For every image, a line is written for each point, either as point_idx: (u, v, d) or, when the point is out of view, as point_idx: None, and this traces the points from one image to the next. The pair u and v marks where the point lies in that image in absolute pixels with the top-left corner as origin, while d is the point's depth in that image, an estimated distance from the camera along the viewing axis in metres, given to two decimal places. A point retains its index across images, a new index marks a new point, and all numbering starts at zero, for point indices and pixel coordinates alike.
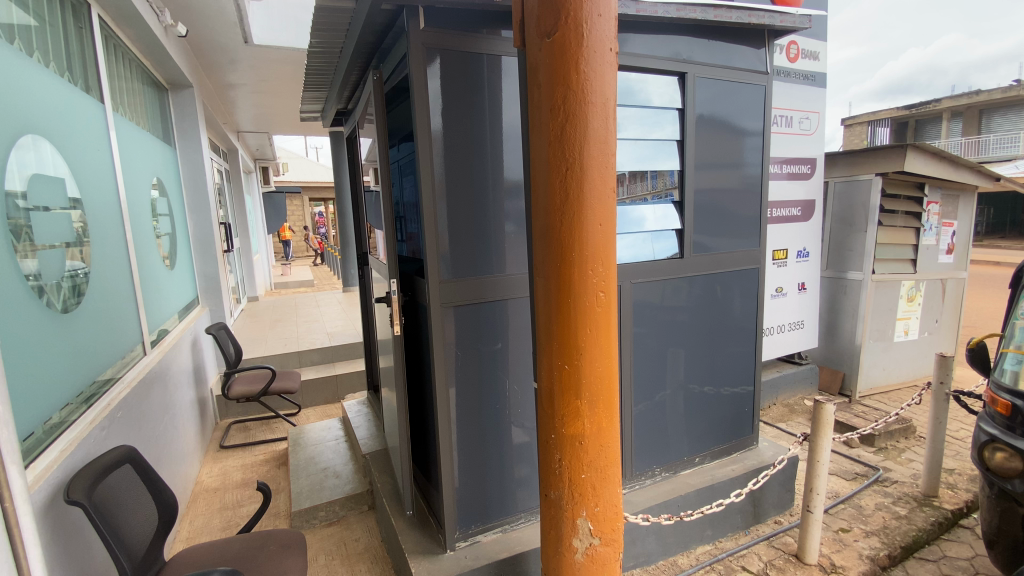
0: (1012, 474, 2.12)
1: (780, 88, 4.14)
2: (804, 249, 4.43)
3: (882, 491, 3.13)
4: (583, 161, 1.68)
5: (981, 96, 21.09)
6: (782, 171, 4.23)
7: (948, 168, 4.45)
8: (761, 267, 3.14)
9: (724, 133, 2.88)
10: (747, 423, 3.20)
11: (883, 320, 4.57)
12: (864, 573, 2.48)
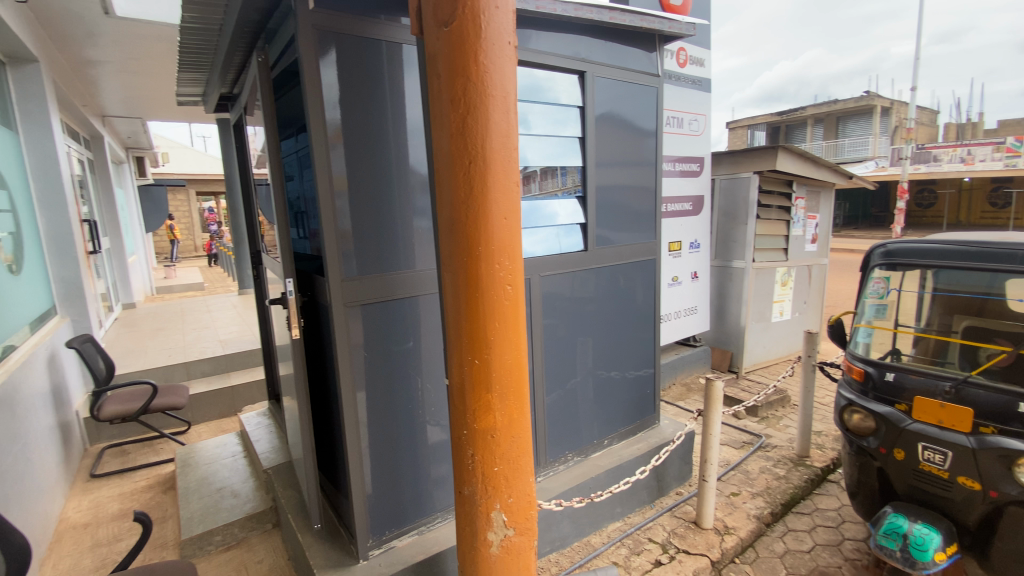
0: (866, 432, 2.46)
1: (671, 91, 4.45)
2: (695, 241, 4.82)
3: (764, 456, 3.50)
4: (486, 155, 1.67)
5: (837, 106, 24.23)
6: (675, 169, 4.55)
7: (811, 167, 5.05)
8: (657, 258, 3.34)
9: (622, 132, 3.02)
10: (650, 404, 3.41)
11: (763, 303, 5.10)
12: (751, 531, 2.76)
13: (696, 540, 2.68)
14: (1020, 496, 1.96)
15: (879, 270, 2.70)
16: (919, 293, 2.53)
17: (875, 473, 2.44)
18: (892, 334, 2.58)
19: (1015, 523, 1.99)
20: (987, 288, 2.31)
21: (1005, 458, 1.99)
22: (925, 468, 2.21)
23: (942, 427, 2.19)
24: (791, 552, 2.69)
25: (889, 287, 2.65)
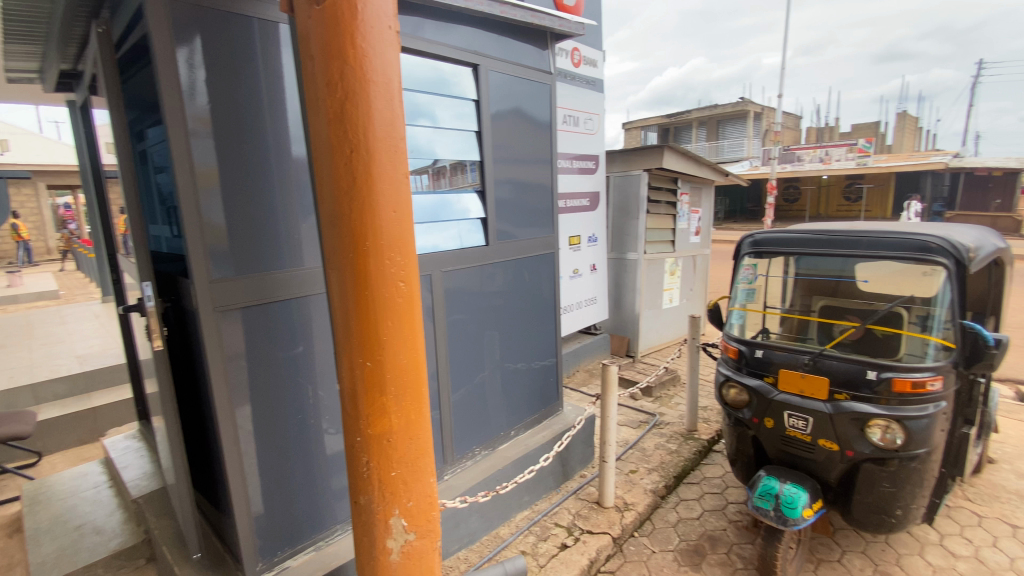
0: (742, 404, 2.70)
1: (566, 90, 4.61)
2: (593, 235, 5.07)
3: (659, 434, 3.76)
4: (369, 142, 1.57)
5: (719, 110, 26.65)
6: (573, 165, 4.74)
7: (693, 165, 5.50)
8: (556, 251, 3.42)
9: (517, 127, 3.05)
10: (553, 393, 3.50)
11: (655, 291, 5.48)
12: (647, 504, 2.95)
13: (599, 519, 2.81)
14: (870, 453, 2.27)
15: (748, 258, 2.97)
16: (784, 278, 2.86)
17: (750, 441, 2.69)
18: (763, 314, 2.88)
19: (869, 477, 2.31)
20: (839, 271, 2.67)
21: (858, 420, 2.28)
22: (792, 434, 2.46)
23: (804, 396, 2.45)
24: (683, 520, 2.91)
25: (756, 273, 2.94)
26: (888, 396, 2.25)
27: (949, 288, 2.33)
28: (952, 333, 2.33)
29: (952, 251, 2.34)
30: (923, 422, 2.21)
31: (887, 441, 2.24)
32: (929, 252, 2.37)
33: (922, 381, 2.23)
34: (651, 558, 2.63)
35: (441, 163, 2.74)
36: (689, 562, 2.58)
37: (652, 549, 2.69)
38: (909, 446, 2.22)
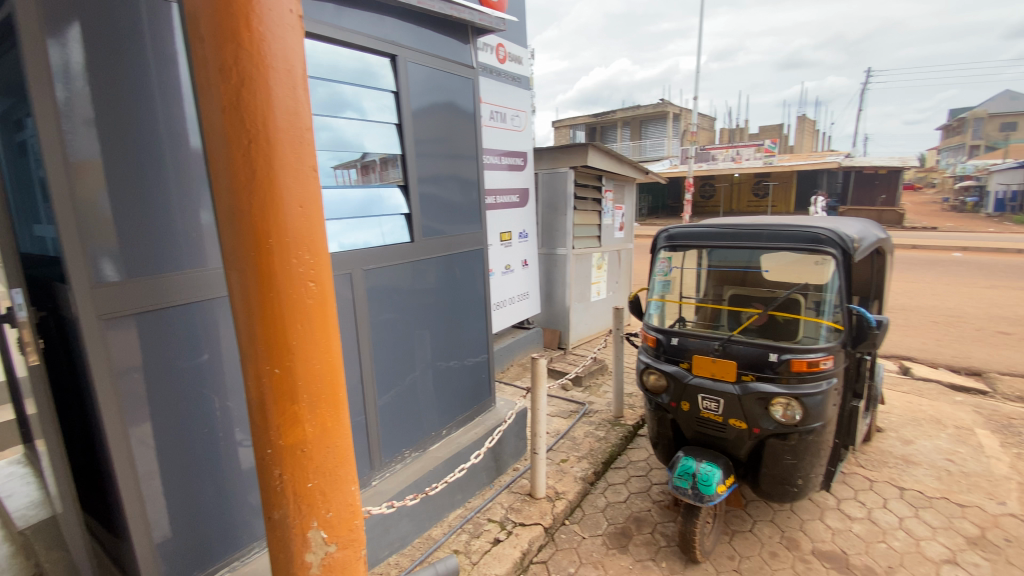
0: (661, 389, 2.84)
1: (491, 86, 4.62)
2: (524, 230, 5.12)
3: (588, 422, 3.88)
4: (270, 135, 1.48)
5: (642, 110, 27.86)
6: (502, 162, 4.78)
7: (615, 163, 5.72)
8: (484, 247, 3.42)
9: (440, 121, 3.01)
10: (485, 389, 3.50)
11: (583, 285, 5.64)
12: (577, 492, 3.04)
13: (531, 511, 2.85)
14: (774, 429, 2.47)
15: (664, 252, 3.10)
16: (698, 270, 3.02)
17: (669, 424, 2.85)
18: (679, 305, 3.03)
19: (773, 451, 2.52)
20: (746, 263, 2.85)
21: (762, 399, 2.47)
22: (706, 415, 2.62)
23: (715, 379, 2.61)
24: (611, 504, 3.02)
25: (671, 266, 3.08)
26: (788, 376, 2.45)
27: (837, 275, 2.57)
28: (841, 316, 2.58)
29: (839, 242, 2.59)
30: (818, 397, 2.43)
31: (788, 417, 2.44)
32: (819, 243, 2.60)
33: (816, 361, 2.45)
34: (581, 544, 2.71)
35: (372, 158, 2.72)
36: (616, 544, 2.68)
37: (582, 535, 2.77)
38: (807, 420, 2.44)
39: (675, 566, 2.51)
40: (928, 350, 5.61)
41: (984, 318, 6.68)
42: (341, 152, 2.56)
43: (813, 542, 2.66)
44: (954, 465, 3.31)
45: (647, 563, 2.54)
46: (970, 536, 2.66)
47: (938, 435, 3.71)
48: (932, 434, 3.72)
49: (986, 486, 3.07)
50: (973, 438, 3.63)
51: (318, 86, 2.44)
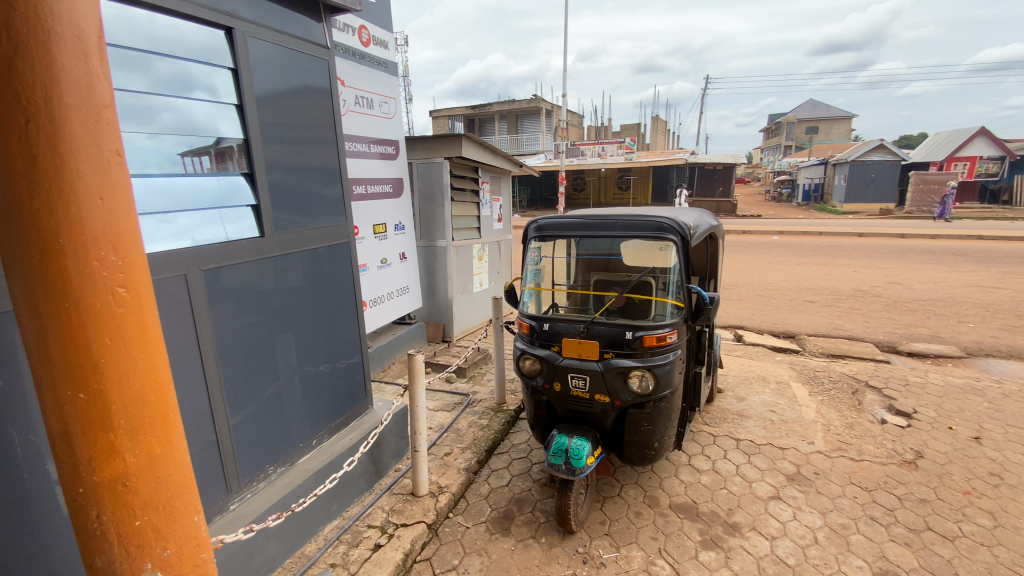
0: (535, 373, 2.95)
1: (355, 69, 4.40)
2: (400, 222, 4.96)
3: (471, 412, 3.91)
4: (54, 112, 1.21)
5: (517, 105, 28.66)
6: (373, 151, 4.60)
7: (490, 155, 5.79)
8: (351, 241, 3.23)
9: (291, 105, 2.76)
10: (360, 391, 3.33)
11: (464, 277, 5.64)
12: (460, 483, 3.05)
13: (413, 510, 2.80)
14: (632, 399, 2.71)
15: (534, 242, 3.22)
16: (567, 258, 3.16)
17: (544, 405, 2.98)
18: (552, 292, 3.15)
19: (633, 420, 2.76)
20: (609, 251, 3.02)
21: (622, 374, 2.68)
22: (575, 393, 2.78)
23: (582, 359, 2.78)
24: (494, 490, 3.08)
25: (541, 255, 3.20)
26: (642, 350, 2.70)
27: (678, 259, 2.88)
28: (682, 295, 2.90)
29: (678, 229, 2.90)
30: (667, 367, 2.71)
31: (643, 387, 2.68)
32: (663, 231, 2.88)
33: (663, 335, 2.72)
34: (465, 534, 2.72)
35: (228, 144, 2.49)
36: (499, 528, 2.74)
37: (466, 525, 2.79)
38: (658, 389, 2.70)
39: (553, 539, 2.64)
40: (757, 320, 6.58)
41: (796, 290, 8.03)
42: (191, 137, 2.33)
43: (671, 497, 2.98)
44: (776, 414, 3.94)
45: (528, 541, 2.64)
46: (788, 473, 3.19)
47: (765, 390, 4.38)
48: (761, 390, 4.38)
49: (799, 429, 3.71)
50: (790, 390, 4.35)
51: (156, 61, 2.18)
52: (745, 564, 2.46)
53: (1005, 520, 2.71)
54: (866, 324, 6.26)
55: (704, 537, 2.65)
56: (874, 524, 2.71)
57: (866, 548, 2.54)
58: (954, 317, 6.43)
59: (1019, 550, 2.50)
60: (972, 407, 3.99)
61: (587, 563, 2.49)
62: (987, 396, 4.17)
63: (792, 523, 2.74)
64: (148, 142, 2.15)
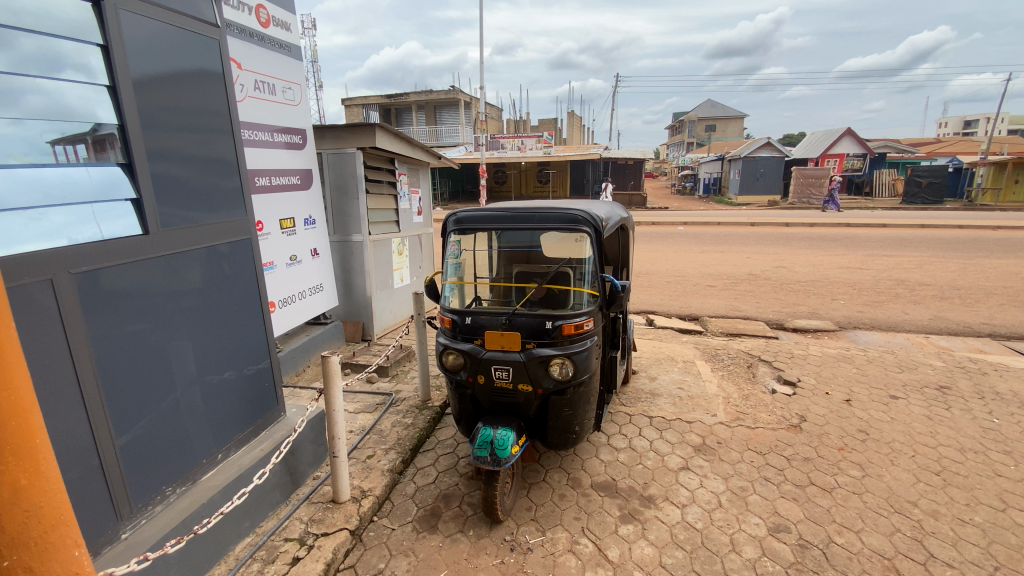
0: (459, 368, 2.93)
1: (253, 52, 4.08)
2: (310, 217, 4.69)
3: (395, 412, 3.81)
4: None
5: (434, 96, 28.16)
6: (277, 140, 4.31)
7: (407, 146, 5.63)
8: (253, 237, 3.00)
9: (177, 88, 2.50)
10: (270, 398, 3.12)
11: (383, 272, 5.46)
12: (384, 485, 2.97)
13: (334, 518, 2.69)
14: (553, 386, 2.78)
15: (453, 235, 3.18)
16: (489, 251, 3.15)
17: (469, 400, 2.97)
18: (474, 285, 3.14)
19: (555, 406, 2.84)
20: (530, 243, 3.07)
21: (543, 362, 2.74)
22: (499, 385, 2.80)
23: (504, 351, 2.80)
24: (420, 488, 3.03)
25: (461, 248, 3.17)
26: (561, 339, 2.77)
27: (592, 249, 2.99)
28: (597, 284, 3.02)
29: (592, 221, 3.00)
30: (585, 354, 2.82)
31: (563, 374, 2.76)
32: (578, 223, 2.97)
33: (580, 323, 2.82)
34: (390, 536, 2.66)
35: (108, 132, 2.22)
36: (426, 526, 2.71)
37: (391, 527, 2.72)
38: (577, 374, 2.80)
39: (481, 531, 2.66)
40: (666, 304, 7.04)
41: (699, 276, 8.69)
42: (61, 123, 2.06)
43: (592, 477, 3.11)
44: (684, 391, 4.25)
45: (456, 536, 2.63)
46: (695, 444, 3.46)
47: (674, 369, 4.70)
48: (670, 369, 4.71)
49: (704, 403, 4.03)
50: (696, 368, 4.72)
51: (22, 37, 1.91)
52: (660, 533, 2.63)
53: (870, 469, 3.14)
54: (758, 304, 6.93)
55: (623, 512, 2.80)
56: (768, 483, 3.02)
57: (762, 506, 2.83)
58: (828, 295, 7.31)
59: (881, 494, 2.91)
60: (843, 374, 4.57)
61: (514, 550, 2.53)
62: (855, 363, 4.80)
63: (699, 491, 2.97)
64: (12, 129, 1.88)
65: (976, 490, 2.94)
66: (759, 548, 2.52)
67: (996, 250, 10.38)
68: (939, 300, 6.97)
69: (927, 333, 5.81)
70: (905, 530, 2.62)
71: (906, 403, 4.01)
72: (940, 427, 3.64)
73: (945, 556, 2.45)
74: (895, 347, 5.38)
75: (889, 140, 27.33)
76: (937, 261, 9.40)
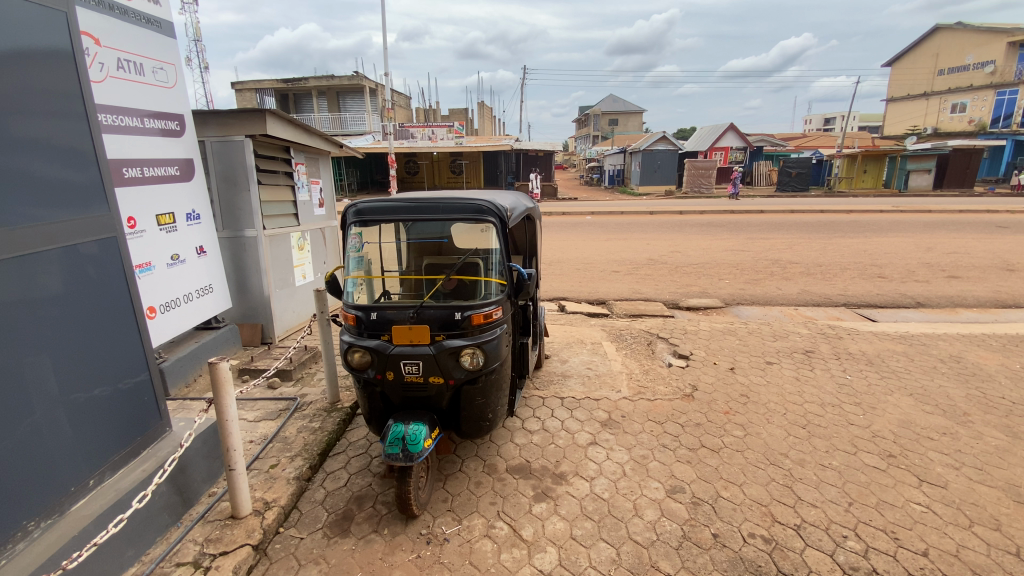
0: (365, 366, 2.84)
1: (113, 26, 3.59)
2: (193, 211, 4.26)
3: (301, 417, 3.61)
4: None
5: (336, 81, 26.74)
6: (148, 126, 3.85)
7: (304, 134, 5.30)
8: (121, 235, 2.63)
9: (13, 65, 2.13)
10: (151, 413, 2.79)
11: (283, 269, 5.11)
12: (290, 494, 2.82)
13: (233, 535, 2.50)
14: (465, 376, 2.78)
15: (354, 228, 3.04)
16: (397, 243, 3.07)
17: (379, 397, 2.89)
18: (381, 280, 3.05)
19: (468, 396, 2.86)
20: (439, 234, 3.03)
21: (453, 353, 2.73)
22: (409, 379, 2.75)
23: (413, 345, 2.74)
24: (330, 493, 2.91)
25: (363, 241, 3.05)
26: (470, 329, 2.78)
27: (498, 239, 3.03)
28: (504, 274, 3.06)
29: (496, 211, 3.03)
30: (494, 342, 2.85)
31: (474, 363, 2.78)
32: (483, 213, 2.98)
33: (489, 312, 2.84)
34: (299, 546, 2.53)
35: None
36: (338, 531, 2.62)
37: (299, 536, 2.59)
38: (488, 362, 2.83)
39: (396, 528, 2.62)
40: (575, 290, 7.34)
41: (605, 262, 9.15)
42: None
43: (506, 461, 3.19)
44: (592, 371, 4.48)
45: (370, 536, 2.57)
46: (602, 419, 3.66)
47: (584, 351, 4.93)
48: (580, 351, 4.93)
49: (610, 380, 4.27)
50: (602, 348, 4.98)
51: None
52: (570, 507, 2.77)
53: (750, 428, 3.53)
54: (657, 286, 7.45)
55: (536, 492, 2.90)
56: (666, 450, 3.28)
57: (661, 471, 3.07)
58: (716, 275, 8.04)
59: (759, 449, 3.28)
60: (728, 345, 5.07)
61: (430, 543, 2.53)
62: (738, 335, 5.34)
63: (606, 463, 3.16)
64: None
65: (833, 438, 3.42)
66: (659, 510, 2.74)
67: (848, 231, 12.03)
68: (805, 276, 7.95)
69: (796, 305, 6.61)
70: (778, 479, 2.99)
71: (779, 367, 4.55)
72: (806, 386, 4.19)
73: (809, 497, 2.82)
74: (771, 319, 6.07)
75: (765, 135, 30.51)
76: (804, 242, 10.70)
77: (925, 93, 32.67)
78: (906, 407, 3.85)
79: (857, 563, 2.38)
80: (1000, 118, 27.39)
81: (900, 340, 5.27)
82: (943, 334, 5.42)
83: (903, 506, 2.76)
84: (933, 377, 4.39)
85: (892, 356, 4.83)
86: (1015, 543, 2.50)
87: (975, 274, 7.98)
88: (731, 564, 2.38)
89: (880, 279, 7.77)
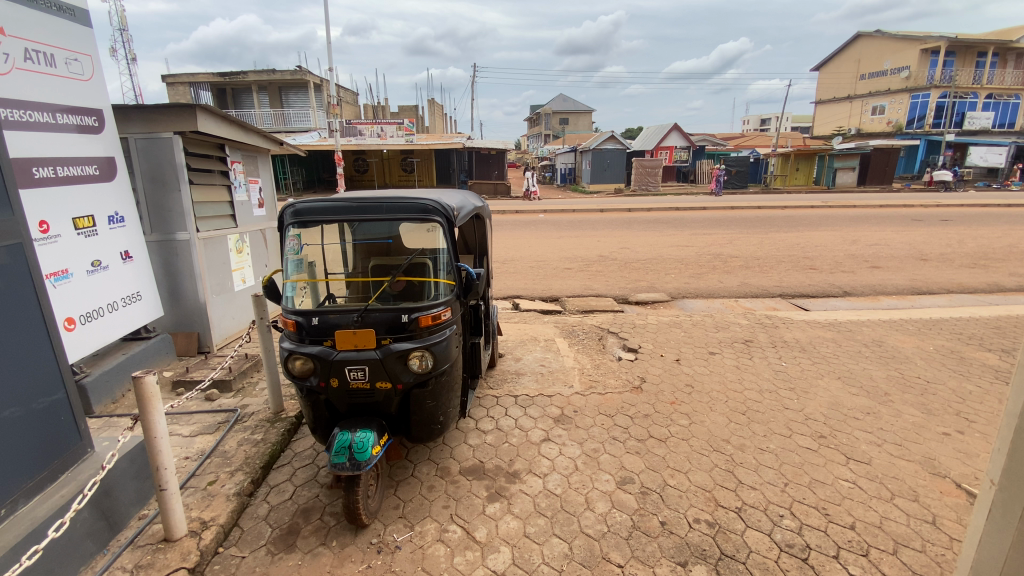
0: (308, 373, 2.73)
1: (16, 13, 3.27)
2: (117, 214, 3.96)
3: (241, 429, 3.43)
4: None
5: (277, 75, 25.65)
6: (63, 122, 3.55)
7: (240, 132, 5.04)
8: (26, 241, 2.38)
9: None
10: (70, 433, 2.56)
11: (220, 274, 4.85)
12: (231, 511, 2.68)
13: (166, 559, 2.37)
14: (414, 380, 2.73)
15: (293, 229, 2.91)
16: (341, 245, 2.96)
17: (323, 405, 2.79)
18: (325, 283, 2.94)
19: (418, 399, 2.80)
20: (386, 235, 2.95)
21: (401, 357, 2.67)
22: (354, 386, 2.67)
23: (357, 350, 2.66)
24: (274, 507, 2.79)
25: (302, 243, 2.92)
26: (418, 331, 2.73)
27: (446, 239, 2.97)
28: (453, 274, 3.01)
29: (443, 210, 2.97)
30: (444, 343, 2.81)
31: (423, 366, 2.73)
32: (429, 212, 2.91)
33: (438, 313, 2.80)
34: (240, 565, 2.41)
35: None
36: (282, 546, 2.51)
37: (241, 555, 2.47)
38: (438, 365, 2.79)
39: (345, 539, 2.54)
40: (528, 287, 7.39)
41: (557, 259, 9.27)
42: None
43: (460, 463, 3.16)
44: (545, 367, 4.52)
45: (317, 550, 2.48)
46: (555, 415, 3.70)
47: (537, 348, 4.97)
48: (533, 349, 4.97)
49: (562, 376, 4.33)
50: (555, 345, 5.04)
51: None
52: (524, 505, 2.78)
53: (695, 416, 3.68)
54: (607, 282, 7.61)
55: (490, 491, 2.89)
56: (616, 442, 3.36)
57: (611, 463, 3.14)
58: (664, 270, 8.30)
59: (703, 437, 3.42)
60: (674, 337, 5.25)
61: (381, 551, 2.47)
62: (683, 327, 5.54)
63: (559, 458, 3.20)
64: None
65: (770, 422, 3.62)
66: (609, 502, 2.80)
67: (783, 226, 12.71)
68: (745, 269, 8.36)
69: (737, 297, 6.93)
70: (721, 464, 3.13)
71: (721, 357, 4.76)
72: (745, 373, 4.41)
73: (749, 480, 2.97)
74: (715, 310, 6.34)
75: (707, 136, 31.86)
76: (744, 237, 11.24)
77: (849, 97, 35.12)
78: (835, 390, 4.12)
79: (793, 540, 2.52)
80: (913, 120, 29.80)
81: (829, 327, 5.64)
82: (867, 320, 5.84)
83: (833, 483, 2.95)
84: (858, 360, 4.72)
85: (823, 343, 5.15)
86: (930, 512, 2.72)
87: (894, 264, 8.66)
88: (678, 550, 2.47)
89: (812, 270, 8.27)
